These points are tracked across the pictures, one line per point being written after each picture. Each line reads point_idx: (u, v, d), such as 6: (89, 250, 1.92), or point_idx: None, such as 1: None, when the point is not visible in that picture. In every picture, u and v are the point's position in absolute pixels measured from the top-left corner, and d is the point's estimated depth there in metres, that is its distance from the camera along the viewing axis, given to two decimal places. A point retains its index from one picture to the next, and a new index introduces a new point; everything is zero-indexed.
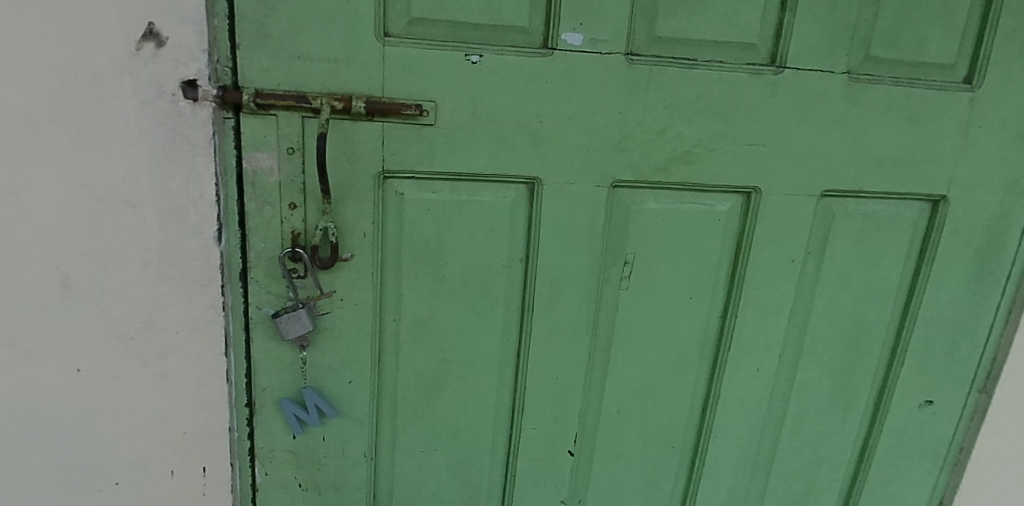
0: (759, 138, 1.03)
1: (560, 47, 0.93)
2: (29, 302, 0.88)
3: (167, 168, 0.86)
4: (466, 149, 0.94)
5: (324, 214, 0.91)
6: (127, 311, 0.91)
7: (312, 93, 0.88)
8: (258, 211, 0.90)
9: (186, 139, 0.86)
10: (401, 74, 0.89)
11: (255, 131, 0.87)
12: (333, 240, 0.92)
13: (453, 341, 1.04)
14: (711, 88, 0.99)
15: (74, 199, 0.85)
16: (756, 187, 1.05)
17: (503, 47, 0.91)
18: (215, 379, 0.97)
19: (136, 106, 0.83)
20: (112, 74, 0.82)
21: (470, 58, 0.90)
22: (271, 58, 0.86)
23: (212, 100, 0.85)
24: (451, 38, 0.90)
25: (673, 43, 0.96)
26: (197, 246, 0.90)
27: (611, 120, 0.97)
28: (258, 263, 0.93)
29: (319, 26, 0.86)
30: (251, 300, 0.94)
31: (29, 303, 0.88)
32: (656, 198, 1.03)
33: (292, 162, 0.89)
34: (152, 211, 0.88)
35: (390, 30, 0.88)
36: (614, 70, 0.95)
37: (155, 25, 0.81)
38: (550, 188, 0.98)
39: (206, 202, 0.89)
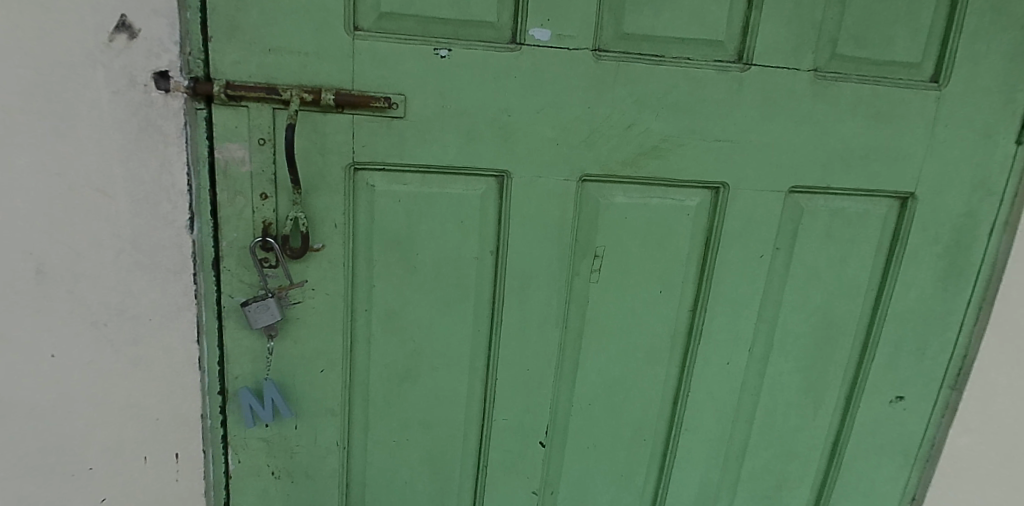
0: (727, 134, 1.04)
1: (528, 42, 0.94)
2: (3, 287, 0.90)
3: (139, 157, 0.88)
4: (436, 142, 0.96)
5: (294, 204, 0.93)
6: (101, 298, 0.93)
7: (282, 85, 0.89)
8: (230, 201, 0.92)
9: (159, 129, 0.88)
10: (370, 68, 0.91)
11: (227, 122, 0.89)
12: (304, 229, 0.93)
13: (424, 332, 1.06)
14: (678, 84, 1.00)
15: (48, 187, 0.87)
16: (724, 182, 1.07)
17: (471, 42, 0.93)
18: (187, 366, 0.98)
19: (109, 97, 0.85)
20: (85, 65, 0.84)
21: (439, 52, 0.92)
22: (242, 50, 0.87)
23: (183, 91, 0.87)
24: (420, 33, 0.92)
25: (640, 40, 0.98)
26: (169, 234, 0.92)
27: (580, 115, 0.98)
28: (230, 253, 0.94)
29: (290, 20, 0.88)
30: (223, 290, 0.96)
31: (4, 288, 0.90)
32: (625, 192, 1.05)
33: (264, 153, 0.91)
34: (125, 199, 0.89)
35: (360, 24, 0.90)
36: (582, 65, 0.96)
37: (128, 17, 0.83)
38: (520, 182, 1.00)
39: (178, 191, 0.91)
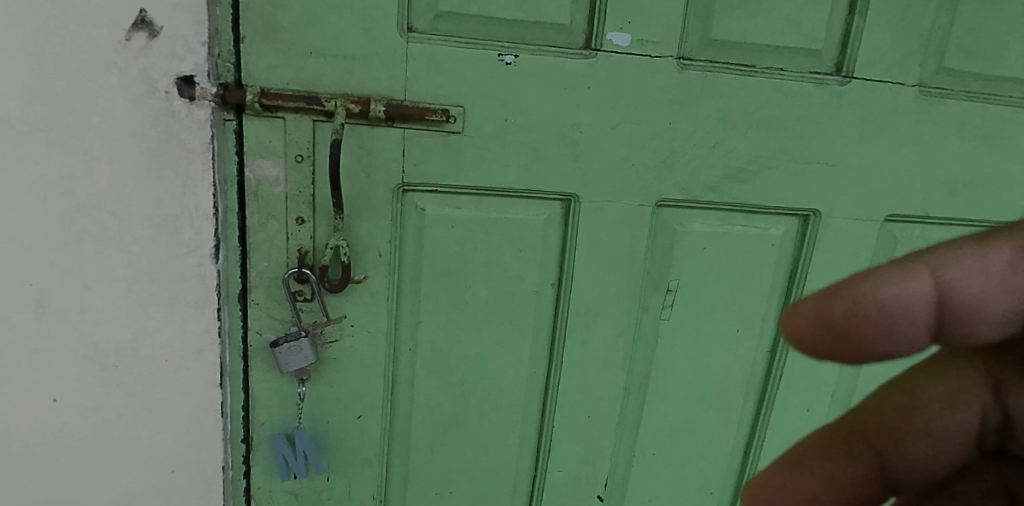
0: (821, 155, 0.92)
1: (605, 48, 0.82)
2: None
3: (159, 175, 0.76)
4: (496, 162, 0.83)
5: (335, 230, 0.80)
6: (111, 335, 0.81)
7: (325, 94, 0.77)
8: (262, 225, 0.81)
9: (181, 143, 0.75)
10: (425, 76, 0.79)
11: (260, 135, 0.77)
12: (345, 260, 0.81)
13: (472, 373, 0.93)
14: (771, 99, 0.88)
15: (53, 209, 0.75)
16: (816, 209, 0.94)
17: (541, 47, 0.81)
18: (208, 414, 0.86)
19: (124, 105, 0.73)
20: (97, 67, 0.71)
21: (504, 58, 0.80)
22: (279, 54, 0.75)
23: (211, 99, 0.74)
24: (482, 35, 0.79)
25: (728, 47, 0.86)
26: (191, 264, 0.79)
27: (659, 133, 0.86)
28: (259, 284, 0.83)
29: (335, 18, 0.75)
30: (250, 326, 0.85)
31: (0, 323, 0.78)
32: (704, 218, 0.92)
33: (301, 172, 0.79)
34: (141, 223, 0.77)
35: (414, 24, 0.78)
36: (665, 75, 0.84)
37: (148, 12, 0.70)
38: (588, 207, 0.87)
39: (202, 215, 0.78)
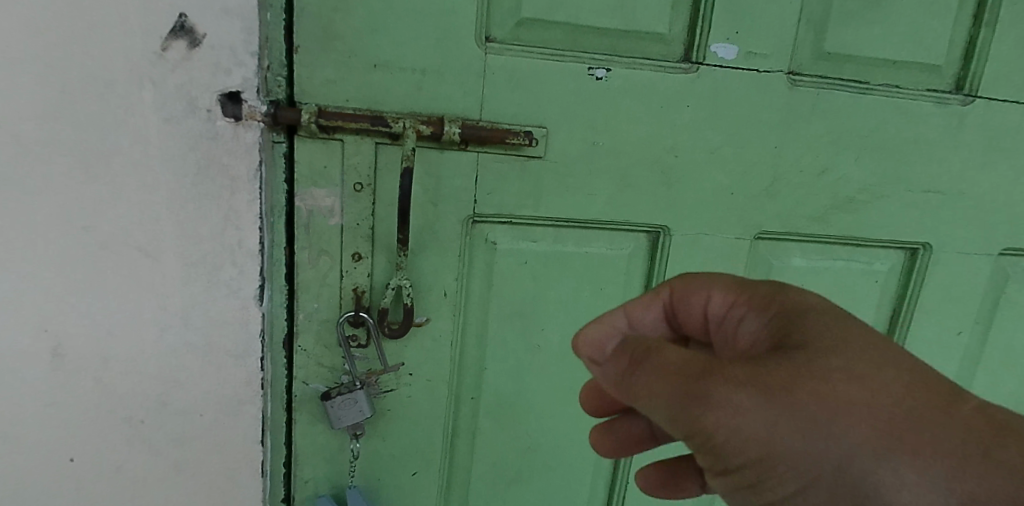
0: (937, 183, 0.82)
1: (709, 61, 0.71)
2: (10, 375, 0.67)
3: (197, 207, 0.65)
4: (580, 190, 0.73)
5: (398, 268, 0.69)
6: (138, 387, 0.70)
7: (391, 113, 0.66)
8: (312, 262, 0.71)
9: (224, 169, 0.64)
10: (505, 92, 0.68)
11: (314, 160, 0.67)
12: (408, 302, 0.70)
13: (541, 423, 0.83)
14: (887, 120, 0.78)
15: (73, 244, 0.64)
16: (926, 242, 0.84)
17: (635, 59, 0.70)
18: (247, 473, 0.76)
19: (159, 126, 0.62)
20: (128, 82, 0.60)
21: (594, 72, 0.69)
22: (339, 66, 0.65)
23: (260, 119, 0.63)
24: (570, 46, 0.68)
25: (843, 61, 0.75)
26: (231, 308, 0.69)
27: (763, 158, 0.76)
28: (307, 328, 0.73)
29: (404, 25, 0.64)
30: (296, 374, 0.75)
31: (11, 377, 0.67)
32: (804, 252, 0.82)
33: (360, 202, 0.69)
34: (175, 261, 0.66)
35: (493, 33, 0.67)
36: (772, 93, 0.73)
37: (188, 17, 0.59)
38: (679, 241, 0.77)
39: (245, 251, 0.67)
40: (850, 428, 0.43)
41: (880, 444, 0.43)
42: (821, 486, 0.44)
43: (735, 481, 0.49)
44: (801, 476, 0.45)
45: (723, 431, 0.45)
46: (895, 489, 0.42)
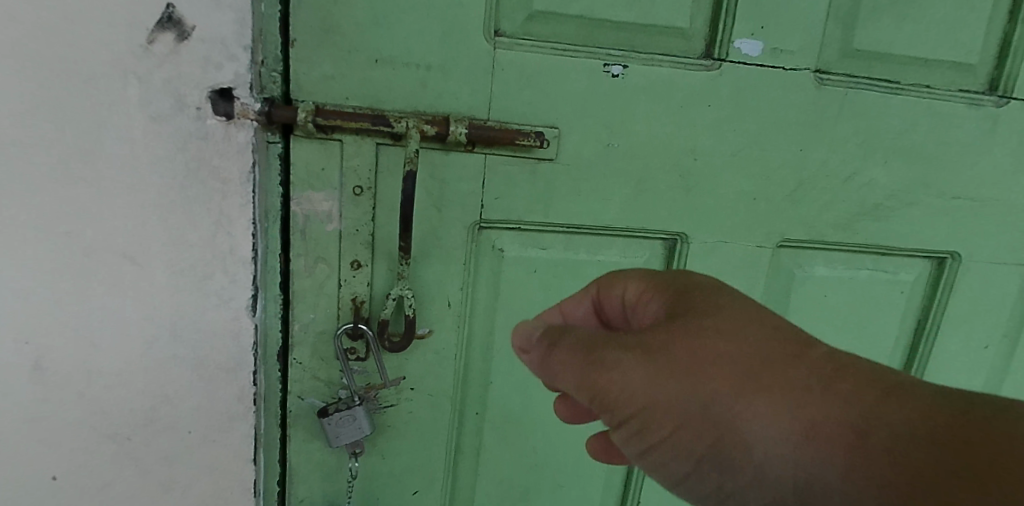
0: (968, 189, 0.77)
1: (731, 58, 0.67)
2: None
3: (186, 212, 0.61)
4: (593, 195, 0.69)
5: (400, 277, 0.65)
6: (123, 403, 0.66)
7: (393, 112, 0.62)
8: (309, 270, 0.67)
9: (215, 171, 0.60)
10: (515, 90, 0.64)
11: (311, 161, 0.63)
12: (411, 314, 0.66)
13: (549, 440, 0.79)
14: (918, 122, 0.73)
15: (55, 251, 0.60)
16: (955, 251, 0.80)
17: (653, 55, 0.66)
18: (240, 494, 0.71)
19: (145, 125, 0.57)
20: (112, 77, 0.56)
21: (610, 69, 0.65)
22: (338, 61, 0.60)
23: (253, 117, 0.59)
24: (584, 41, 0.64)
25: (872, 59, 0.71)
26: (223, 319, 0.65)
27: (787, 161, 0.71)
28: (303, 340, 0.69)
29: (407, 17, 0.60)
30: (291, 389, 0.71)
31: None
32: (827, 260, 0.78)
33: (360, 206, 0.64)
34: (163, 269, 0.62)
35: (501, 27, 0.62)
36: (798, 92, 0.69)
37: (176, 8, 0.55)
38: (697, 248, 0.73)
39: (238, 259, 0.63)
40: (722, 372, 0.44)
41: (740, 385, 0.44)
42: (691, 427, 0.45)
43: (625, 437, 0.49)
44: (675, 422, 0.45)
45: (613, 389, 0.47)
46: (755, 427, 0.43)
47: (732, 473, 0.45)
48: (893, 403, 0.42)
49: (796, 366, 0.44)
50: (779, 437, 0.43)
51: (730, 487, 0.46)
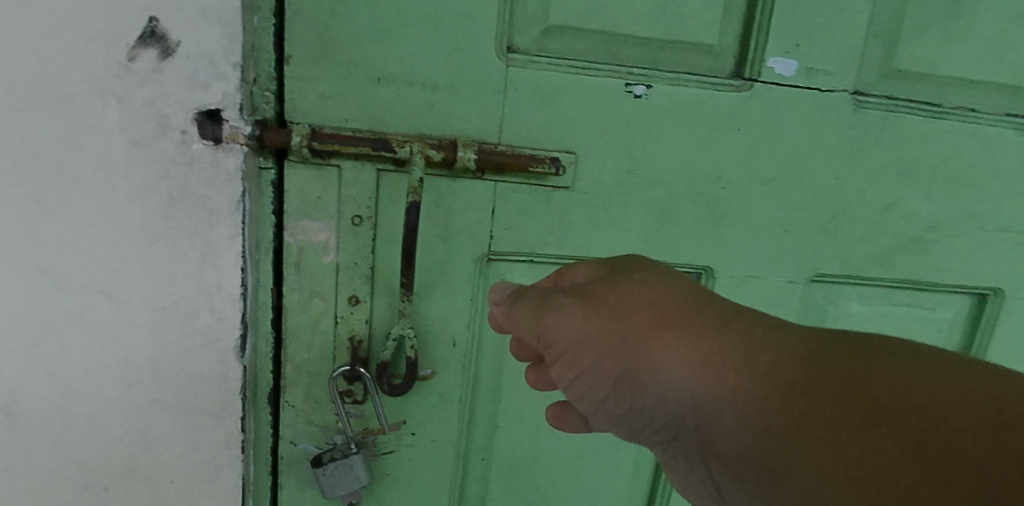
0: (1016, 221, 0.71)
1: (763, 77, 0.61)
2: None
3: (169, 244, 0.56)
4: (611, 225, 0.63)
5: (401, 315, 0.60)
6: (101, 450, 0.61)
7: (396, 135, 0.57)
8: (303, 306, 0.61)
9: (201, 200, 0.55)
10: (529, 111, 0.59)
11: (307, 188, 0.57)
12: (413, 355, 0.61)
13: (561, 489, 0.73)
14: (962, 148, 0.68)
15: (27, 288, 0.55)
16: (999, 287, 0.74)
17: (679, 74, 0.60)
18: None
19: (125, 149, 0.52)
20: (88, 97, 0.50)
21: (632, 89, 0.60)
22: (336, 80, 0.55)
23: (243, 141, 0.54)
24: (603, 58, 0.59)
25: (914, 79, 0.65)
26: (209, 360, 0.60)
27: (821, 190, 0.66)
28: (296, 381, 0.64)
29: (412, 32, 0.55)
30: (282, 434, 0.65)
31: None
32: (861, 298, 0.72)
33: (359, 237, 0.59)
34: (144, 306, 0.57)
35: (514, 42, 0.57)
36: (834, 115, 0.64)
37: (159, 21, 0.49)
38: (722, 283, 0.67)
39: (225, 295, 0.58)
40: (641, 308, 0.46)
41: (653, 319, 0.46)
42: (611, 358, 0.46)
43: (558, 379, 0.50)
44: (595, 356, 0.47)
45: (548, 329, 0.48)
46: (663, 351, 0.45)
47: (639, 399, 0.47)
48: (783, 333, 0.44)
49: (700, 306, 0.46)
50: (680, 365, 0.44)
51: (642, 409, 0.47)
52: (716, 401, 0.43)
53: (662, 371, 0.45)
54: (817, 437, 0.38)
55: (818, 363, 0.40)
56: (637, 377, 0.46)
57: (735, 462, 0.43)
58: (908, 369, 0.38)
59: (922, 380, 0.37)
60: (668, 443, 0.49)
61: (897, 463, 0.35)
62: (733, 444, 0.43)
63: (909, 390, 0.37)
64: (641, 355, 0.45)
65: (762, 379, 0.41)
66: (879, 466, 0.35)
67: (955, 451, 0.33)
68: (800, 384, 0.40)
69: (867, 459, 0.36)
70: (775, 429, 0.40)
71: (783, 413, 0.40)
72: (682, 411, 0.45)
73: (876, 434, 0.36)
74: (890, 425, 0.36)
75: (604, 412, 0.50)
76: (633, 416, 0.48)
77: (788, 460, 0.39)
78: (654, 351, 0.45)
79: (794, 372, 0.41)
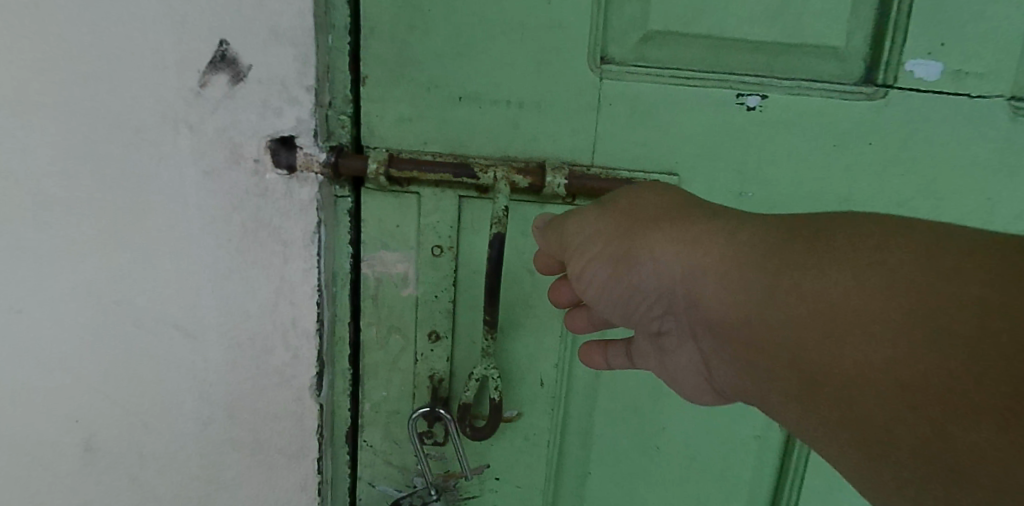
0: None
1: (899, 84, 0.53)
2: (42, 472, 0.57)
3: (243, 278, 0.53)
4: None
5: (484, 354, 0.54)
6: (177, 488, 0.59)
7: (479, 159, 0.52)
8: (381, 342, 0.57)
9: (275, 232, 0.52)
10: (625, 129, 0.53)
11: (384, 217, 0.53)
12: (497, 397, 0.54)
13: None
14: None
15: (103, 324, 0.53)
16: None
17: (798, 81, 0.53)
18: None
19: (198, 181, 0.50)
20: (161, 127, 0.48)
21: (745, 100, 0.53)
22: (415, 101, 0.51)
23: (318, 169, 0.50)
24: (710, 66, 0.52)
25: None
26: (285, 399, 0.57)
27: (971, 212, 0.56)
28: (374, 421, 0.60)
29: (497, 45, 0.50)
30: (361, 475, 0.61)
31: (42, 474, 0.57)
32: None
33: (439, 269, 0.54)
34: (219, 342, 0.55)
35: (609, 52, 0.51)
36: (988, 126, 0.54)
37: (230, 44, 0.46)
38: None
39: (300, 332, 0.55)
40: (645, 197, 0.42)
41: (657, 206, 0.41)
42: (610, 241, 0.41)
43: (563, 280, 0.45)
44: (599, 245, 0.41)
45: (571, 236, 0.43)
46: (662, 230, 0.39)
47: (636, 290, 0.41)
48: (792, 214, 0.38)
49: (698, 205, 0.41)
50: (682, 251, 0.38)
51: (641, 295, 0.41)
52: (718, 288, 0.36)
53: (663, 257, 0.39)
54: (837, 320, 0.31)
55: (822, 238, 0.34)
56: (635, 264, 0.40)
57: (735, 359, 0.37)
58: (930, 237, 0.31)
59: (949, 246, 0.30)
60: (660, 335, 0.43)
61: (936, 338, 0.28)
62: (731, 336, 0.36)
63: (935, 253, 0.30)
64: (642, 241, 0.39)
65: (768, 266, 0.35)
66: (913, 342, 0.29)
67: (1007, 313, 0.27)
68: (805, 261, 0.33)
69: (899, 331, 0.29)
70: (787, 318, 0.33)
71: (790, 292, 0.33)
72: (679, 302, 0.39)
73: (906, 301, 0.29)
74: (924, 297, 0.29)
75: (597, 304, 0.43)
76: (626, 309, 0.43)
77: (801, 353, 0.32)
78: (655, 237, 0.39)
79: (796, 250, 0.34)
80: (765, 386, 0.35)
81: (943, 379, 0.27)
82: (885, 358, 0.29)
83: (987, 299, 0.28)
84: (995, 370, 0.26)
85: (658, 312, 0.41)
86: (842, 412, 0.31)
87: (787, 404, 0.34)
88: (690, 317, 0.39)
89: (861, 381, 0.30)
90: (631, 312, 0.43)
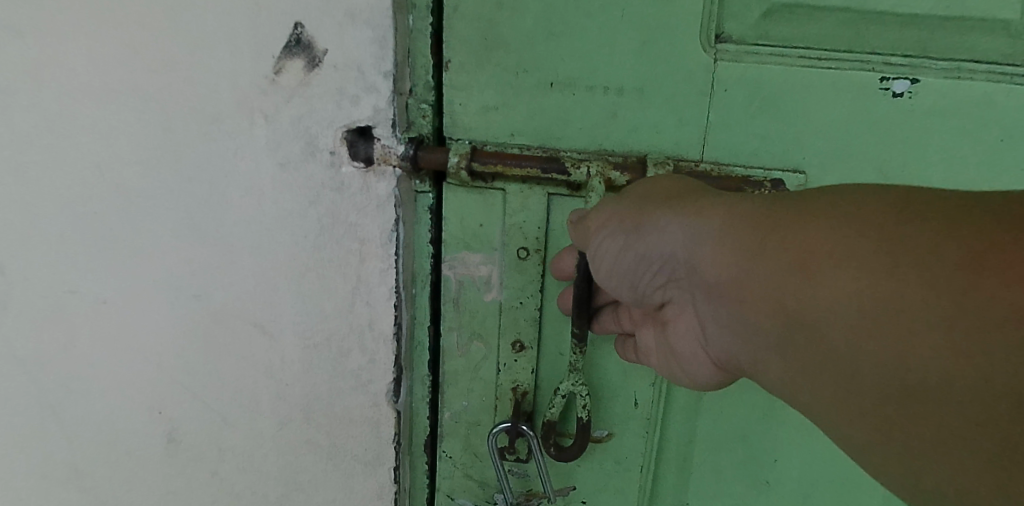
0: None
1: None
2: (130, 461, 0.56)
3: (319, 276, 0.50)
4: None
5: (572, 370, 0.48)
6: (255, 487, 0.57)
7: (571, 152, 0.47)
8: (462, 349, 0.53)
9: (351, 229, 0.48)
10: (741, 118, 0.46)
11: (467, 215, 0.49)
12: (585, 416, 0.49)
13: None
14: None
15: (185, 318, 0.52)
16: None
17: (960, 61, 0.43)
18: None
19: (275, 172, 0.47)
20: (237, 116, 0.46)
21: (889, 85, 0.44)
22: (501, 88, 0.46)
23: (396, 163, 0.46)
24: (850, 44, 0.44)
25: None
26: (360, 404, 0.54)
27: None
28: (453, 431, 0.56)
29: (593, 24, 0.44)
30: (439, 486, 0.58)
31: (129, 463, 0.56)
32: None
33: (525, 273, 0.50)
34: (294, 342, 0.52)
35: (725, 28, 0.44)
36: None
37: (305, 27, 0.43)
38: None
39: (377, 335, 0.51)
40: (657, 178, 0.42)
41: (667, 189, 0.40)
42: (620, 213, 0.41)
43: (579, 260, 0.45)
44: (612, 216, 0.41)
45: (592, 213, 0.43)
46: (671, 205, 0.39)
47: (644, 260, 0.40)
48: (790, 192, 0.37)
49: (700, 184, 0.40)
50: (689, 221, 0.38)
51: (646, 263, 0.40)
52: (718, 253, 0.36)
53: (669, 227, 0.38)
54: (832, 280, 0.31)
55: (812, 202, 0.34)
56: (646, 235, 0.39)
57: (734, 326, 0.36)
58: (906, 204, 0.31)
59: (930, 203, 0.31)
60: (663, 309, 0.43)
61: (928, 288, 0.28)
62: (730, 302, 0.36)
63: (915, 211, 0.31)
64: (649, 212, 0.39)
65: (764, 229, 0.34)
66: (907, 296, 0.29)
67: (991, 258, 0.27)
68: (797, 223, 0.33)
69: (893, 286, 0.29)
70: (782, 278, 0.33)
71: (784, 253, 0.33)
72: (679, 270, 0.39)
73: (895, 255, 0.30)
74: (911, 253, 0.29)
75: (607, 280, 0.43)
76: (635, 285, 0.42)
77: (796, 310, 0.32)
78: (663, 209, 0.39)
79: (790, 213, 0.34)
80: (759, 349, 0.35)
81: (937, 327, 0.28)
82: (878, 313, 0.29)
83: (973, 246, 0.28)
84: (984, 312, 0.27)
85: (663, 283, 0.41)
86: (837, 366, 0.31)
87: (781, 368, 0.34)
88: (693, 285, 0.38)
89: (856, 337, 0.30)
90: (638, 286, 0.42)
